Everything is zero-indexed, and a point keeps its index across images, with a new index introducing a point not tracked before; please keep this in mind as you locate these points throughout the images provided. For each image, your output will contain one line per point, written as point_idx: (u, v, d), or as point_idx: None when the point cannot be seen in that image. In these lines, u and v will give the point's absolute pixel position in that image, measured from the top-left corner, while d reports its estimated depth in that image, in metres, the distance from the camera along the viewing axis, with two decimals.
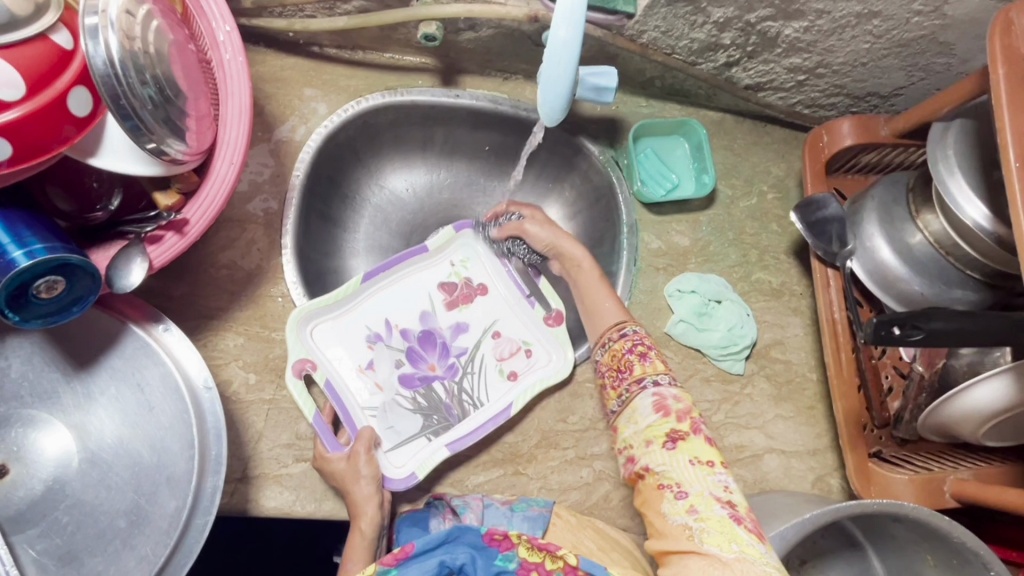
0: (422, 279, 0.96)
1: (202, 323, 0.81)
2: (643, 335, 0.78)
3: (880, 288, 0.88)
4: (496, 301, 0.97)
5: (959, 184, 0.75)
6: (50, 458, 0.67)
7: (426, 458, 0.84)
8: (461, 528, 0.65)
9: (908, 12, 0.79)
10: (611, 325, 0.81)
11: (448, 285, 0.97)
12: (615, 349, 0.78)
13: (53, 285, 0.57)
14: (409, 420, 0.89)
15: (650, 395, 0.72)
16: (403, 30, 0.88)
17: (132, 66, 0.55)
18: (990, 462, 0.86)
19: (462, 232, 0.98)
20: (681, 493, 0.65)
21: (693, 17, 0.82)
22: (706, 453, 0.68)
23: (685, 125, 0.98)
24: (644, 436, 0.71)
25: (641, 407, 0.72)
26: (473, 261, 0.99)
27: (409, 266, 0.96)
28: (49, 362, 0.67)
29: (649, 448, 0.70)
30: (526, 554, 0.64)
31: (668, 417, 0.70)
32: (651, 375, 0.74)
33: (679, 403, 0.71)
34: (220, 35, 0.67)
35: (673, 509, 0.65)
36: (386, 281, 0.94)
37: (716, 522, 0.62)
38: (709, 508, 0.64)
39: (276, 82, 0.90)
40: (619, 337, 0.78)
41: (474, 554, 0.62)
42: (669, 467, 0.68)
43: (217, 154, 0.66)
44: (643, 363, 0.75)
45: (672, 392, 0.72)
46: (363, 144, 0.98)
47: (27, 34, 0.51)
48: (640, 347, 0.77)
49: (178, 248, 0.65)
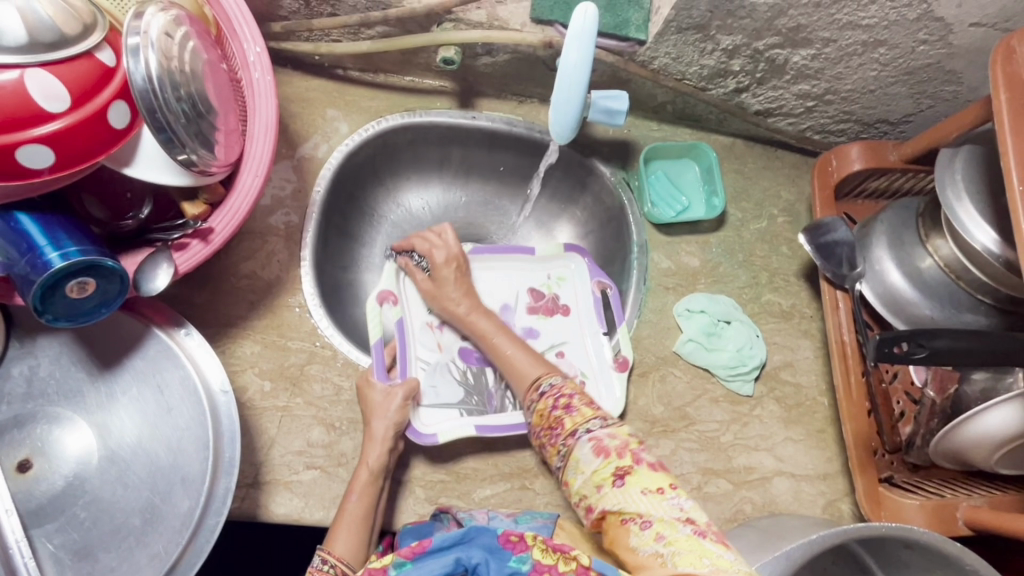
0: (519, 277, 1.02)
1: (222, 330, 0.84)
2: (563, 385, 0.79)
3: (889, 311, 0.87)
4: (577, 326, 0.99)
5: (967, 211, 0.76)
6: (70, 455, 0.69)
7: (453, 428, 0.86)
8: (477, 528, 0.59)
9: (913, 41, 0.82)
10: (530, 384, 0.82)
11: (537, 292, 1.01)
12: (540, 408, 0.78)
13: (83, 285, 0.60)
14: (452, 389, 0.93)
15: (588, 442, 0.72)
16: (423, 55, 0.92)
17: (169, 84, 0.59)
18: (1003, 490, 0.85)
19: (569, 253, 1.02)
20: (645, 523, 0.63)
21: (702, 44, 0.85)
22: (655, 481, 0.66)
23: (696, 148, 1.01)
24: (593, 483, 0.69)
25: (582, 456, 0.71)
26: (567, 281, 1.02)
27: (511, 262, 1.02)
28: (76, 362, 0.70)
29: (600, 492, 0.68)
30: (540, 557, 0.57)
31: (610, 457, 0.69)
32: (583, 425, 0.73)
33: (615, 439, 0.71)
34: (251, 56, 0.71)
35: (640, 541, 0.62)
36: (486, 263, 1.01)
37: (684, 542, 0.60)
38: (675, 531, 0.61)
39: (301, 102, 0.95)
40: (537, 396, 0.79)
41: (488, 558, 0.56)
42: (624, 504, 0.65)
43: (243, 167, 0.70)
44: (571, 415, 0.75)
45: (606, 432, 0.72)
46: (382, 162, 1.02)
47: (74, 52, 0.55)
48: (563, 400, 0.77)
49: (202, 255, 0.68)
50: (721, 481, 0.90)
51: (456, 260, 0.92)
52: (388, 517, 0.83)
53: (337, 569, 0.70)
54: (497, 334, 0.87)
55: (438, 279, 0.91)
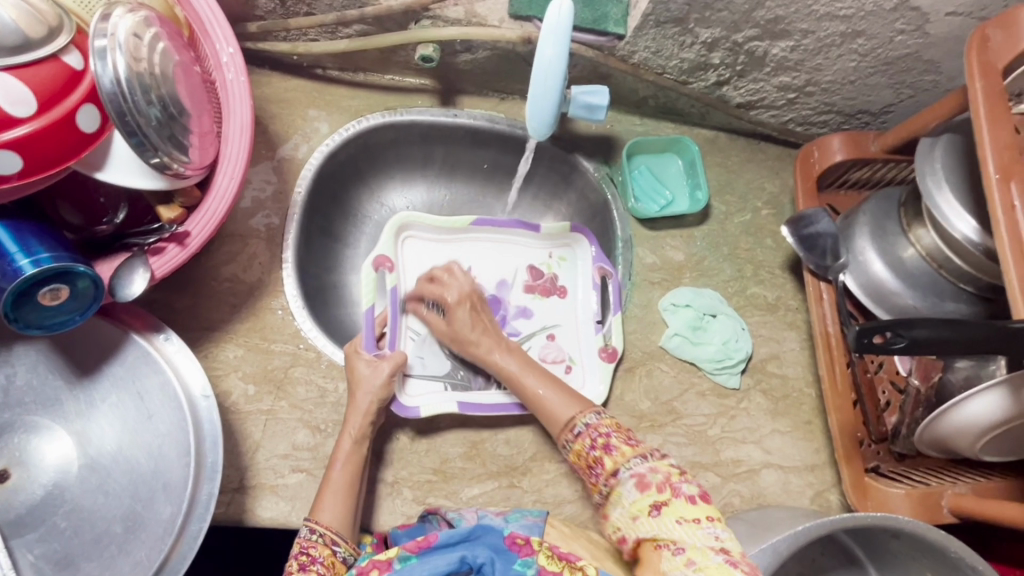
0: (519, 252, 1.04)
1: (204, 334, 0.83)
2: (599, 425, 0.75)
3: (872, 301, 0.88)
4: (570, 309, 1.02)
5: (947, 200, 0.76)
6: (50, 464, 0.68)
7: (436, 402, 0.87)
8: (484, 528, 0.61)
9: (891, 31, 0.82)
10: (563, 425, 0.78)
11: (536, 271, 1.04)
12: (578, 449, 0.75)
13: (56, 292, 0.59)
14: (439, 362, 0.95)
15: (629, 479, 0.68)
16: (402, 53, 0.92)
17: (138, 87, 0.58)
18: (988, 478, 0.85)
19: (573, 233, 1.03)
20: (677, 549, 0.61)
21: (681, 38, 0.84)
22: (692, 511, 0.64)
23: (678, 142, 1.00)
24: (629, 514, 0.66)
25: (624, 491, 0.68)
26: (568, 263, 1.04)
27: (514, 237, 1.04)
28: (54, 370, 0.70)
29: (636, 523, 0.65)
30: (546, 563, 0.58)
31: (649, 490, 0.66)
32: (623, 465, 0.70)
33: (657, 474, 0.67)
34: (224, 57, 0.70)
35: (671, 565, 0.61)
36: (490, 233, 1.04)
37: (714, 569, 0.59)
38: (706, 559, 0.60)
39: (280, 103, 0.94)
40: (575, 437, 0.75)
41: (493, 557, 0.57)
42: (657, 531, 0.64)
43: (218, 169, 0.69)
44: (611, 454, 0.71)
45: (647, 466, 0.69)
46: (364, 162, 1.01)
47: (39, 55, 0.55)
48: (601, 440, 0.73)
49: (179, 259, 0.67)
50: (709, 475, 0.90)
51: (469, 297, 0.91)
52: (376, 518, 0.82)
53: (326, 539, 0.71)
54: (524, 372, 0.84)
55: (453, 319, 0.89)
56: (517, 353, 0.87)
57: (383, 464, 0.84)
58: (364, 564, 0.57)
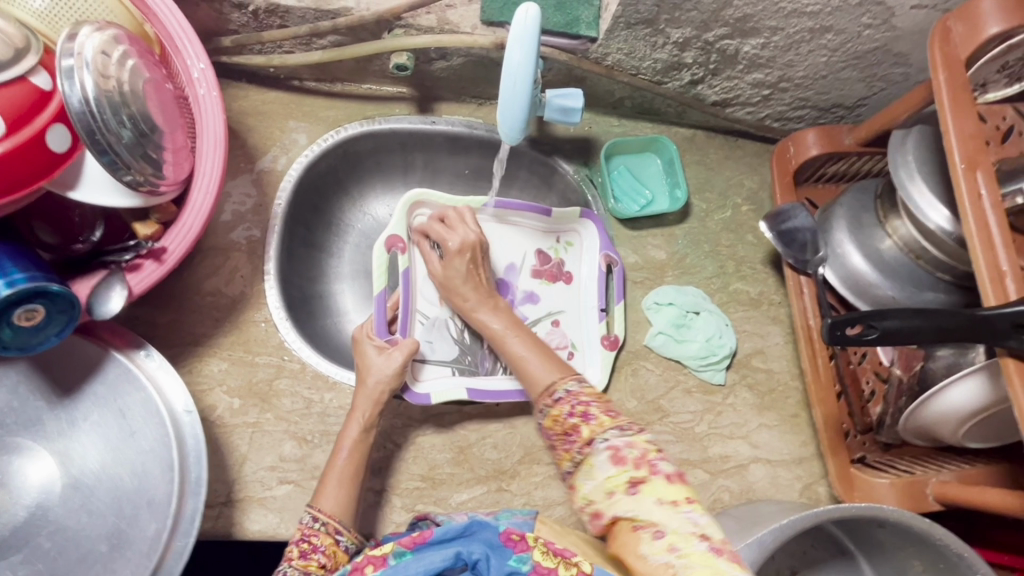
0: (525, 237, 1.00)
1: (188, 349, 0.84)
2: (580, 393, 0.74)
3: (853, 295, 0.89)
4: (575, 296, 1.00)
5: (920, 190, 0.77)
6: (33, 485, 0.68)
7: (447, 389, 0.88)
8: (479, 523, 0.59)
9: (858, 26, 0.83)
10: (544, 390, 0.77)
11: (544, 256, 1.00)
12: (555, 414, 0.73)
13: (32, 312, 0.59)
14: (448, 348, 0.94)
15: (605, 451, 0.66)
16: (377, 62, 0.92)
17: (107, 105, 0.59)
18: (973, 464, 0.86)
19: (584, 219, 0.99)
20: (658, 533, 0.58)
21: (653, 38, 0.85)
22: (670, 492, 0.60)
23: (656, 142, 1.01)
24: (605, 489, 0.64)
25: (597, 463, 0.65)
26: (576, 248, 1.01)
27: (525, 220, 0.99)
28: (34, 390, 0.70)
29: (612, 499, 0.63)
30: (540, 558, 0.57)
31: (626, 466, 0.64)
32: (601, 435, 0.68)
33: (633, 449, 0.65)
34: (195, 72, 0.70)
35: (652, 549, 0.57)
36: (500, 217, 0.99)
37: (699, 556, 0.55)
38: (690, 544, 0.56)
39: (258, 116, 0.94)
40: (554, 402, 0.74)
41: (487, 553, 0.56)
42: (637, 512, 0.60)
43: (194, 184, 0.69)
44: (588, 423, 0.70)
45: (624, 440, 0.66)
46: (345, 171, 1.01)
47: (7, 77, 0.55)
48: (580, 408, 0.72)
49: (156, 275, 0.68)
50: (698, 472, 0.90)
51: (471, 247, 0.89)
52: (364, 527, 0.82)
53: (329, 527, 0.71)
54: (508, 334, 0.84)
55: (449, 265, 0.88)
56: (508, 317, 0.87)
57: (372, 473, 0.84)
58: (360, 560, 0.57)
